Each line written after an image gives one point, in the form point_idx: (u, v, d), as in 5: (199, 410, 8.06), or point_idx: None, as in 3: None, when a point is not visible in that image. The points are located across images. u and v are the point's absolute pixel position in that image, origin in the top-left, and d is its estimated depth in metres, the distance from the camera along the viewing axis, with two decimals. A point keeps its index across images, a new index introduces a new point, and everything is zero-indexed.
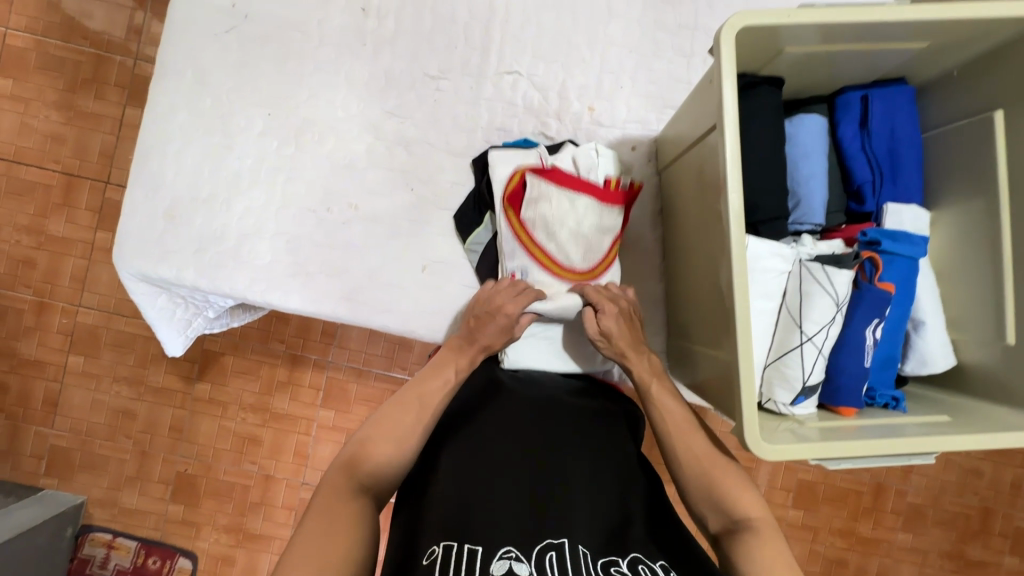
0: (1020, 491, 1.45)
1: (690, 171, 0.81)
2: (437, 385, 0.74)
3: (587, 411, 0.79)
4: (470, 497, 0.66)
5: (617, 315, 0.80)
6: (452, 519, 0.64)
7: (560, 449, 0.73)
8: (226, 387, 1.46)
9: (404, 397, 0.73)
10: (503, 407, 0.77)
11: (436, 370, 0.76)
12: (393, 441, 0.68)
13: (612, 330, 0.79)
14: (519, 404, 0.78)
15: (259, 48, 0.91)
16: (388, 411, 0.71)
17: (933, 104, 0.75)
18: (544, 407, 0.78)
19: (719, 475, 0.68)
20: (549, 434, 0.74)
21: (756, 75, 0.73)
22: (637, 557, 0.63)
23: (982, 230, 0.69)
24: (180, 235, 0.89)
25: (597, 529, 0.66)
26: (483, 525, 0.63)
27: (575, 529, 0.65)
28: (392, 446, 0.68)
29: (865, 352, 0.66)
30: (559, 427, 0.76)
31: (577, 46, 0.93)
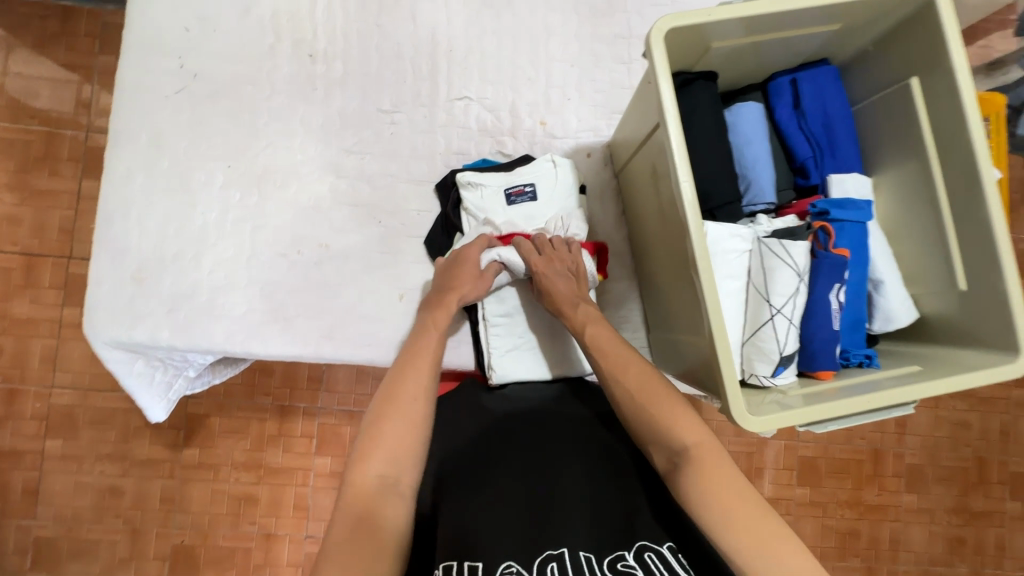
0: (1010, 437, 1.49)
1: (645, 169, 0.84)
2: (427, 350, 0.70)
3: (575, 418, 0.77)
4: (466, 518, 0.63)
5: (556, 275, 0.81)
6: (450, 547, 0.61)
7: (554, 452, 0.71)
8: (215, 449, 1.42)
9: (401, 369, 0.68)
10: (492, 426, 0.75)
11: (422, 335, 0.72)
12: (405, 424, 0.63)
13: (550, 286, 0.80)
14: (507, 421, 0.76)
15: (211, 105, 0.92)
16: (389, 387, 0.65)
17: (857, 79, 0.80)
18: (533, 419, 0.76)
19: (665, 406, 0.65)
20: (540, 441, 0.72)
21: (690, 72, 0.77)
22: (644, 546, 0.60)
23: (920, 188, 0.73)
24: (151, 297, 0.88)
25: (602, 527, 0.63)
26: (481, 542, 0.60)
27: (578, 528, 0.62)
28: (405, 429, 0.62)
29: (833, 317, 0.68)
30: (551, 433, 0.73)
31: (521, 66, 0.96)
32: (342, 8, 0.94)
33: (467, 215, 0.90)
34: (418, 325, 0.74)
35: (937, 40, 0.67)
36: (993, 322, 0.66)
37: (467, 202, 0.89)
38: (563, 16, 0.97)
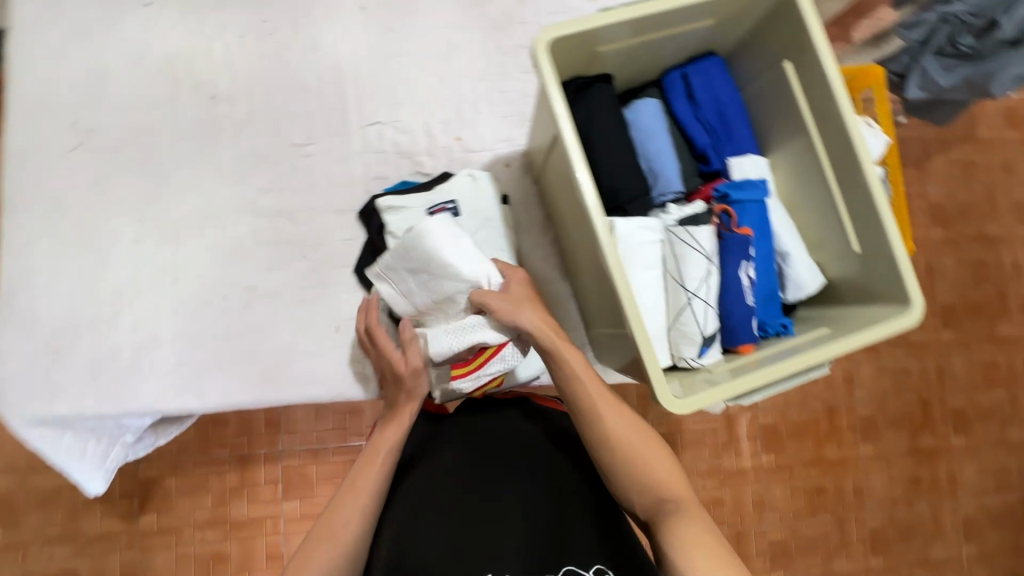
0: (945, 376, 1.60)
1: (559, 173, 0.86)
2: (390, 439, 0.73)
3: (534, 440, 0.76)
4: (410, 551, 0.68)
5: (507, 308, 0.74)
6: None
7: (497, 475, 0.73)
8: (173, 512, 1.36)
9: (365, 460, 0.71)
10: (438, 447, 0.76)
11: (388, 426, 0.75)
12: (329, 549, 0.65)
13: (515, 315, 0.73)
14: (453, 441, 0.76)
15: (111, 159, 0.89)
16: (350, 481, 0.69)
17: (742, 67, 0.85)
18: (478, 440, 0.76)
19: (649, 454, 0.70)
20: (488, 459, 0.74)
21: (586, 76, 0.80)
22: (571, 569, 0.64)
23: (808, 162, 0.78)
24: (70, 366, 0.84)
25: (533, 543, 0.67)
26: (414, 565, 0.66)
27: (511, 553, 0.66)
28: (327, 552, 0.65)
29: (746, 293, 0.72)
30: (496, 454, 0.75)
31: (429, 85, 0.98)
32: (240, 46, 0.93)
33: (393, 241, 0.89)
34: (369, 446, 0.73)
35: (800, 25, 0.72)
36: (886, 278, 0.71)
37: (391, 227, 0.89)
38: (465, 32, 0.99)
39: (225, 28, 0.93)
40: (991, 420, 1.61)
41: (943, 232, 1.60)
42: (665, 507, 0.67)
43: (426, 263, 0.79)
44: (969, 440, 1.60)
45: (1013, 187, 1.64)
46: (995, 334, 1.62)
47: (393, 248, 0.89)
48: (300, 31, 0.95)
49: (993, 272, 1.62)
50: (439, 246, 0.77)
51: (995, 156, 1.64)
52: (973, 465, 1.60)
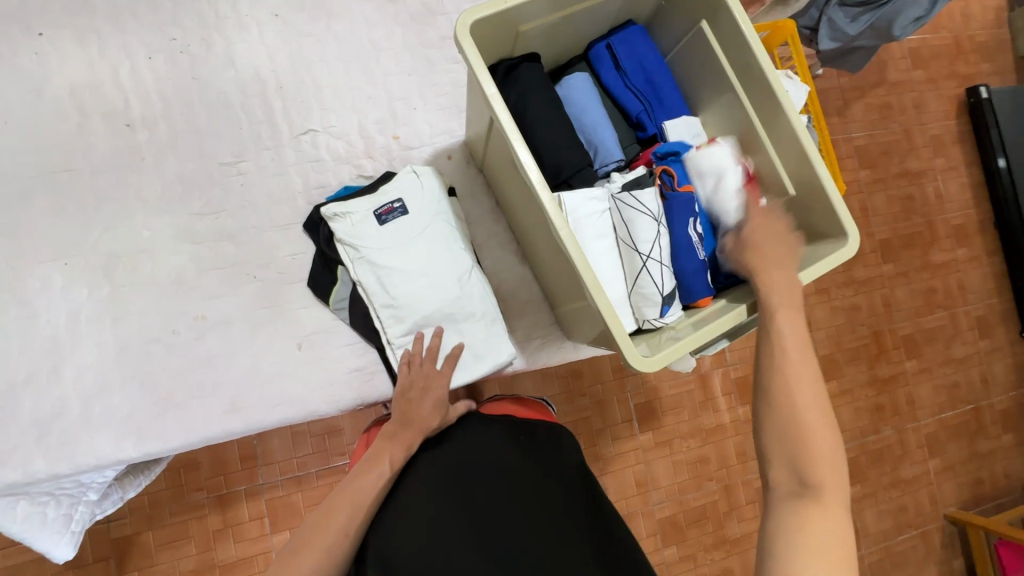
0: (891, 307, 1.70)
1: (501, 157, 0.86)
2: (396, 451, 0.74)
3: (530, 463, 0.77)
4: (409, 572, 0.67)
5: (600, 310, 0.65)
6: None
7: (493, 496, 0.73)
8: (155, 566, 1.29)
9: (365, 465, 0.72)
10: (430, 471, 0.75)
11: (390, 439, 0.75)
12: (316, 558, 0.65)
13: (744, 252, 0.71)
14: (446, 464, 0.76)
15: (24, 203, 0.83)
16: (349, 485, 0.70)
17: (662, 32, 0.87)
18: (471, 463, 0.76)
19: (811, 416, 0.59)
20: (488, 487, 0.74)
21: (513, 57, 0.80)
22: None
23: (737, 117, 0.81)
24: (13, 429, 0.78)
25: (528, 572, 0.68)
26: None
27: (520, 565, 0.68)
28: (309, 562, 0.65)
29: (696, 248, 0.74)
30: (491, 474, 0.75)
31: (358, 86, 0.96)
32: (150, 68, 0.88)
33: (345, 248, 0.87)
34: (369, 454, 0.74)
35: None
36: (821, 215, 0.75)
37: (339, 235, 0.87)
38: (385, 29, 0.97)
39: (130, 51, 0.88)
40: (937, 340, 1.73)
41: (870, 171, 1.69)
42: (800, 489, 0.58)
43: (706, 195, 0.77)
44: (920, 362, 1.71)
45: (925, 122, 1.75)
46: (929, 260, 1.74)
47: (344, 256, 0.87)
48: (211, 45, 0.91)
49: (919, 203, 1.73)
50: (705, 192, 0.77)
51: (906, 95, 1.74)
52: (927, 384, 1.71)
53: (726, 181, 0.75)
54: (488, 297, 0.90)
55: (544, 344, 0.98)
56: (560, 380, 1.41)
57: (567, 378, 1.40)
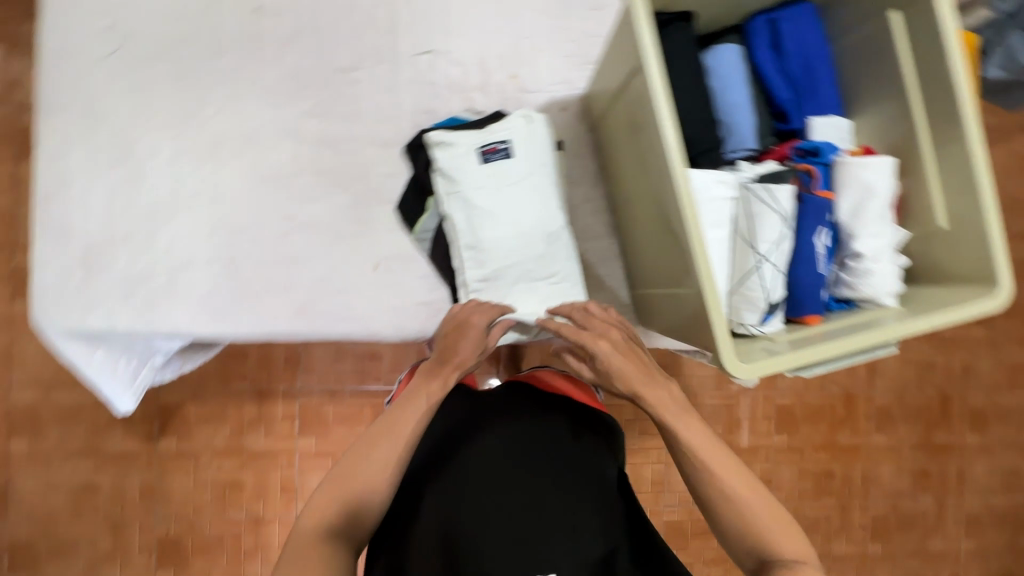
0: (971, 373, 1.56)
1: (623, 120, 0.80)
2: (435, 385, 0.71)
3: (584, 442, 0.76)
4: (453, 533, 0.67)
5: (618, 355, 0.71)
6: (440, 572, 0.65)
7: (545, 479, 0.71)
8: (192, 437, 1.38)
9: (407, 398, 0.69)
10: (487, 437, 0.74)
11: (432, 374, 0.72)
12: (363, 483, 0.62)
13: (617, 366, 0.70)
14: (503, 435, 0.74)
15: (148, 68, 0.84)
16: (392, 414, 0.68)
17: (835, 17, 0.77)
18: (528, 440, 0.74)
19: (771, 521, 0.63)
20: (542, 462, 0.72)
21: (667, 12, 0.73)
22: None
23: (898, 128, 0.72)
24: (103, 280, 0.82)
25: (586, 555, 0.67)
26: (466, 561, 0.65)
27: (562, 559, 0.66)
28: (354, 491, 0.62)
29: (818, 261, 0.68)
30: (547, 456, 0.73)
31: (488, 15, 0.91)
32: None
33: (442, 178, 0.85)
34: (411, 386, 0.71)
35: None
36: (970, 257, 0.67)
37: (439, 162, 0.84)
38: None
39: None
40: (1010, 422, 1.59)
41: None
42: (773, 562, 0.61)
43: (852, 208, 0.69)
44: (986, 439, 1.58)
45: None
46: None
47: (440, 185, 0.85)
48: None
49: None
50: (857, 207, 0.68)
51: None
52: (987, 463, 1.58)
53: (873, 203, 0.68)
54: (573, 261, 0.87)
55: None
56: None
57: None
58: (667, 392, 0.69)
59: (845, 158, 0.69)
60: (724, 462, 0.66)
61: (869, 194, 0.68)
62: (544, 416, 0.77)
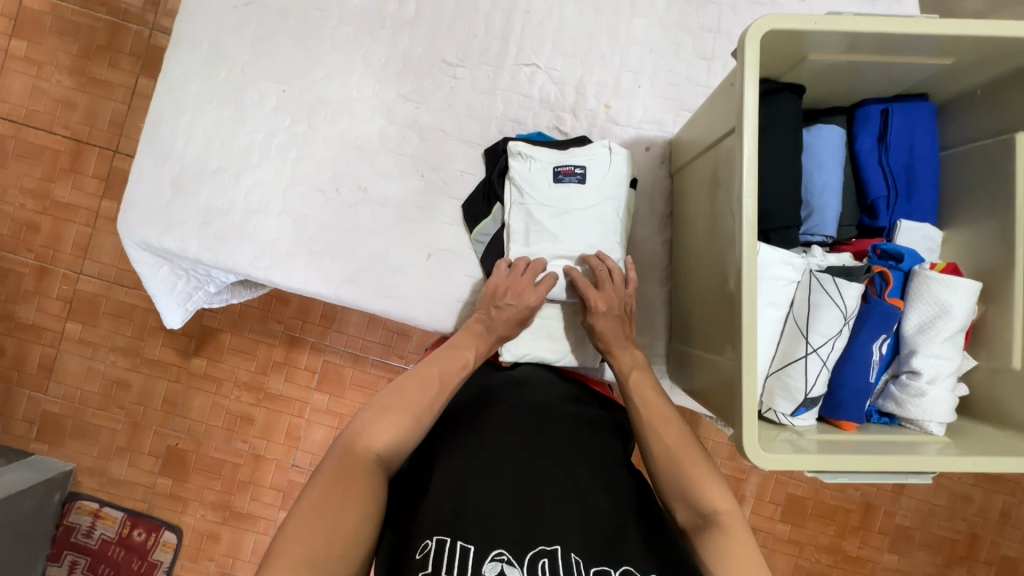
0: (1009, 520, 1.44)
1: (703, 176, 0.80)
2: (479, 344, 0.81)
3: (591, 439, 0.77)
4: (463, 501, 0.64)
5: (608, 317, 0.81)
6: (444, 530, 0.60)
7: (549, 456, 0.72)
8: (221, 363, 1.46)
9: (445, 354, 0.78)
10: (498, 417, 0.76)
11: (478, 330, 0.82)
12: (404, 414, 0.68)
13: (602, 327, 0.81)
14: (513, 420, 0.76)
15: (274, 24, 0.90)
16: (433, 358, 0.77)
17: (954, 123, 0.73)
18: (535, 420, 0.77)
19: (695, 470, 0.67)
20: (546, 444, 0.73)
21: (777, 81, 0.72)
22: (630, 570, 0.59)
23: (993, 252, 0.68)
24: (186, 207, 0.88)
25: (594, 535, 0.63)
26: (474, 522, 0.61)
27: (569, 534, 0.62)
28: (398, 422, 0.67)
29: (871, 369, 0.65)
30: (553, 438, 0.74)
31: (597, 42, 0.92)
32: None
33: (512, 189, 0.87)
34: (454, 343, 0.80)
35: None
36: None
37: (512, 174, 0.86)
38: None
39: None
40: None
41: None
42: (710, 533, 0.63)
43: (920, 324, 0.65)
44: None
45: None
46: None
47: (510, 195, 0.87)
48: None
49: None
50: (927, 325, 0.65)
51: None
52: None
53: (944, 324, 0.64)
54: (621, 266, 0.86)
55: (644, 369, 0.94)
56: None
57: None
58: (630, 355, 0.82)
59: (928, 270, 0.65)
60: (665, 416, 0.73)
61: (944, 313, 0.64)
62: (546, 398, 0.82)
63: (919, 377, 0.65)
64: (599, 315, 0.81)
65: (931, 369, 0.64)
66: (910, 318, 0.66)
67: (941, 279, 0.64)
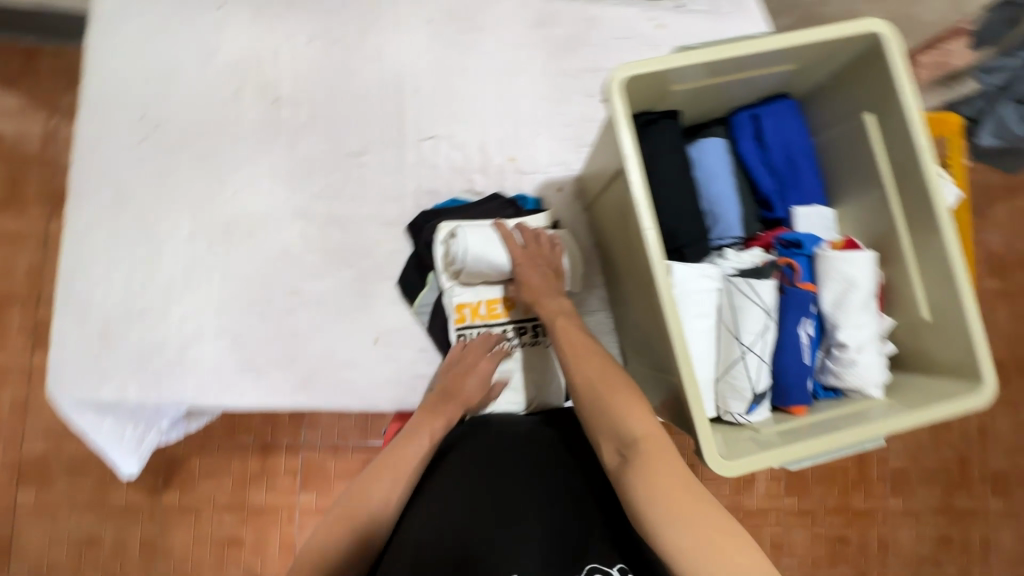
0: (987, 436, 1.51)
1: (613, 208, 0.84)
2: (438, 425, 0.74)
3: (564, 442, 0.74)
4: (433, 533, 0.61)
5: (532, 267, 0.82)
6: (406, 570, 0.58)
7: (525, 469, 0.67)
8: (196, 491, 1.39)
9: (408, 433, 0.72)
10: (467, 437, 0.73)
11: (433, 411, 0.76)
12: (372, 510, 0.63)
13: (526, 276, 0.82)
14: (484, 435, 0.73)
15: (172, 152, 0.91)
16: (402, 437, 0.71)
17: (817, 113, 0.81)
18: (507, 435, 0.72)
19: (620, 398, 0.64)
20: (517, 450, 0.70)
21: (653, 112, 0.77)
22: (594, 567, 0.59)
23: (880, 220, 0.74)
24: (118, 354, 0.86)
25: (558, 538, 0.62)
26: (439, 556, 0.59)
27: (534, 547, 0.60)
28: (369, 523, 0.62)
29: (804, 352, 0.69)
30: (526, 445, 0.71)
31: (489, 104, 0.97)
32: (306, 52, 0.94)
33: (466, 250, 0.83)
34: (415, 422, 0.74)
35: (889, 78, 0.68)
36: (954, 352, 0.67)
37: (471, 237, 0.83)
38: (528, 53, 0.98)
39: (295, 34, 0.94)
40: None
41: (1000, 284, 1.49)
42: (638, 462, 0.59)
43: (832, 299, 0.71)
44: (1008, 504, 1.51)
45: None
46: None
47: (458, 251, 0.83)
48: (366, 41, 0.95)
49: None
50: (837, 300, 0.70)
51: None
52: (1010, 530, 1.50)
53: (855, 295, 0.69)
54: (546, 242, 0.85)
55: None
56: None
57: None
58: None
59: (828, 251, 0.71)
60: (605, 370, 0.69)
61: (851, 285, 0.69)
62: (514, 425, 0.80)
63: (845, 349, 0.70)
64: (519, 264, 0.82)
65: (852, 339, 0.69)
66: (823, 296, 0.71)
67: (841, 257, 0.70)
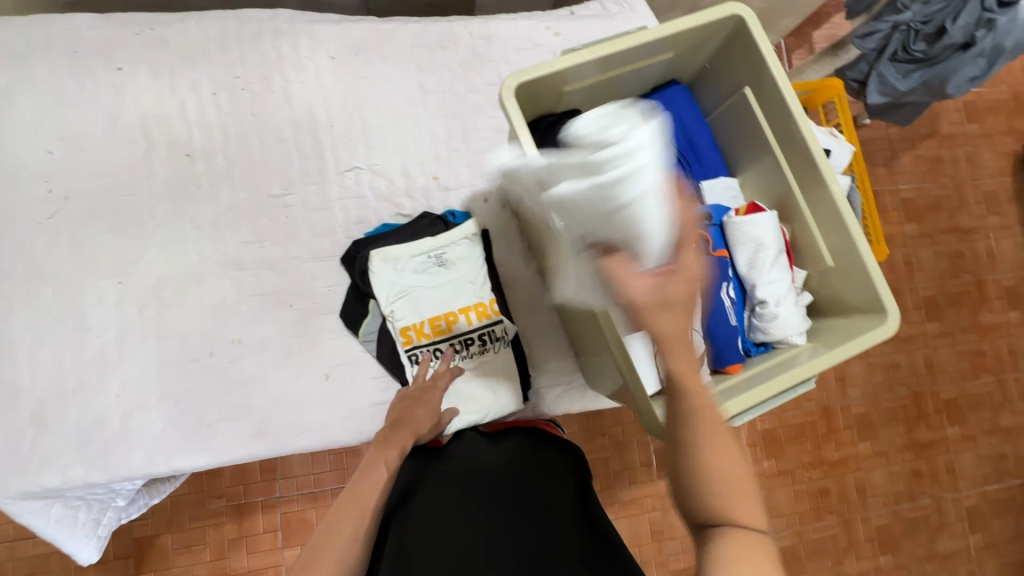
0: (936, 368, 1.58)
1: (535, 210, 0.87)
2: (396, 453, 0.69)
3: (536, 467, 0.74)
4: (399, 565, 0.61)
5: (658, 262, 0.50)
6: None
7: (496, 499, 0.68)
8: (171, 569, 1.32)
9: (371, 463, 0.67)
10: (441, 468, 0.73)
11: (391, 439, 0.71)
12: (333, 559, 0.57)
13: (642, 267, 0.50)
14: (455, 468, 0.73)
15: (88, 221, 0.89)
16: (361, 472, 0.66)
17: (706, 94, 0.87)
18: (480, 467, 0.72)
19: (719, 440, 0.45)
20: (490, 482, 0.70)
21: (554, 114, 0.82)
22: None
23: (777, 181, 0.80)
24: (56, 436, 0.82)
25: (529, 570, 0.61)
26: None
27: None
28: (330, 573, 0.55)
29: (728, 314, 0.74)
30: (498, 474, 0.71)
31: (404, 129, 0.99)
32: (213, 103, 0.94)
33: (621, 185, 0.51)
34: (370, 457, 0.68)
35: (756, 53, 0.74)
36: (859, 290, 0.73)
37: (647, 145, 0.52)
38: (434, 75, 1.01)
39: (198, 85, 0.94)
40: (983, 408, 1.60)
41: (916, 226, 1.60)
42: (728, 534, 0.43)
43: (746, 261, 0.76)
44: (964, 429, 1.59)
45: (978, 178, 1.66)
46: (977, 322, 1.61)
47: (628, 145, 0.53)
48: (272, 84, 0.96)
49: (968, 262, 1.62)
50: (751, 261, 0.75)
51: (958, 149, 1.66)
52: (971, 454, 1.58)
53: (764, 254, 0.74)
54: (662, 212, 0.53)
55: (566, 393, 0.98)
56: (580, 417, 1.29)
57: (587, 416, 1.28)
58: None
59: (735, 218, 0.77)
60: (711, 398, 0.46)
61: (761, 245, 0.74)
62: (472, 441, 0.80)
63: (765, 305, 0.75)
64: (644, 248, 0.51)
65: (769, 294, 0.74)
66: (738, 259, 0.76)
67: (748, 221, 0.75)
